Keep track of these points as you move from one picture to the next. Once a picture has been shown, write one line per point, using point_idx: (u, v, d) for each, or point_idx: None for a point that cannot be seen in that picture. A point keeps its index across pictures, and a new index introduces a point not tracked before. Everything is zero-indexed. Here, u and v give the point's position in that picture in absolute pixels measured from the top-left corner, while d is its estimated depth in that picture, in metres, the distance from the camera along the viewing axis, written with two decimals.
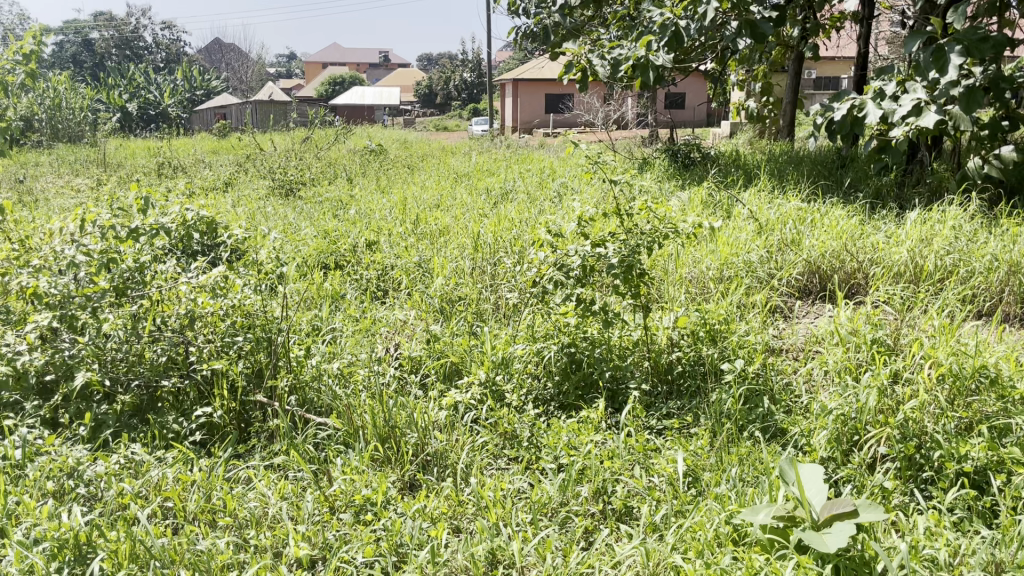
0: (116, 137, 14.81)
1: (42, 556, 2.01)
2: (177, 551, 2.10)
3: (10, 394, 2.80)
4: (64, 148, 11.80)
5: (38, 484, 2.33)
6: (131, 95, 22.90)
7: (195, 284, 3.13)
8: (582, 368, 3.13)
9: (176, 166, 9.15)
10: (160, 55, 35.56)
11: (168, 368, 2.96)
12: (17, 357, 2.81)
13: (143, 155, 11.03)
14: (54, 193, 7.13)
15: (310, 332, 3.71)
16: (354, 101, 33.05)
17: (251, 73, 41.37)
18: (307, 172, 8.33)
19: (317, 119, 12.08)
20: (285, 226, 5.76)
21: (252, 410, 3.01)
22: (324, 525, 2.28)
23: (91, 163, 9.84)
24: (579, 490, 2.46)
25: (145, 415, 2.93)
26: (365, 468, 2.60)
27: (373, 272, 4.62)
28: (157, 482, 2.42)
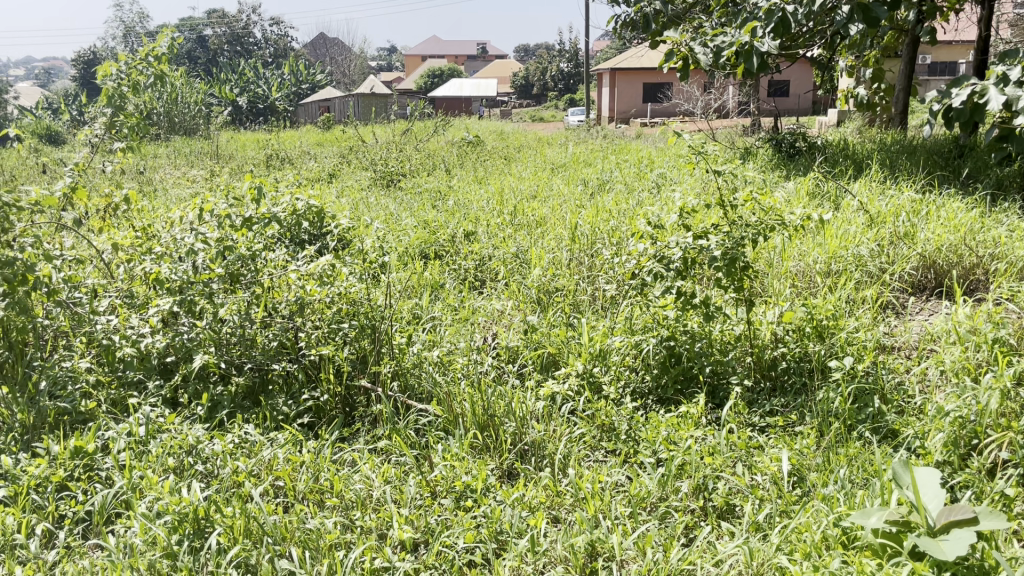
0: (228, 129, 15.47)
1: (164, 528, 2.13)
2: (288, 528, 2.18)
3: (135, 373, 2.96)
4: (180, 142, 12.40)
5: (160, 460, 2.46)
6: (241, 88, 23.87)
7: (304, 272, 3.24)
8: (681, 362, 3.09)
9: (282, 158, 9.48)
10: (269, 51, 36.96)
11: (279, 353, 3.10)
12: (141, 339, 2.96)
13: (254, 147, 11.48)
14: (173, 183, 7.52)
15: (411, 321, 3.80)
16: (452, 94, 33.52)
17: (353, 66, 42.41)
18: (407, 164, 8.48)
19: (417, 112, 12.28)
20: (386, 216, 5.90)
21: (357, 395, 3.09)
22: (426, 509, 2.33)
23: (205, 155, 10.30)
24: (679, 485, 2.42)
25: (256, 397, 3.05)
26: (466, 455, 2.64)
27: (471, 263, 4.67)
28: (269, 461, 2.51)
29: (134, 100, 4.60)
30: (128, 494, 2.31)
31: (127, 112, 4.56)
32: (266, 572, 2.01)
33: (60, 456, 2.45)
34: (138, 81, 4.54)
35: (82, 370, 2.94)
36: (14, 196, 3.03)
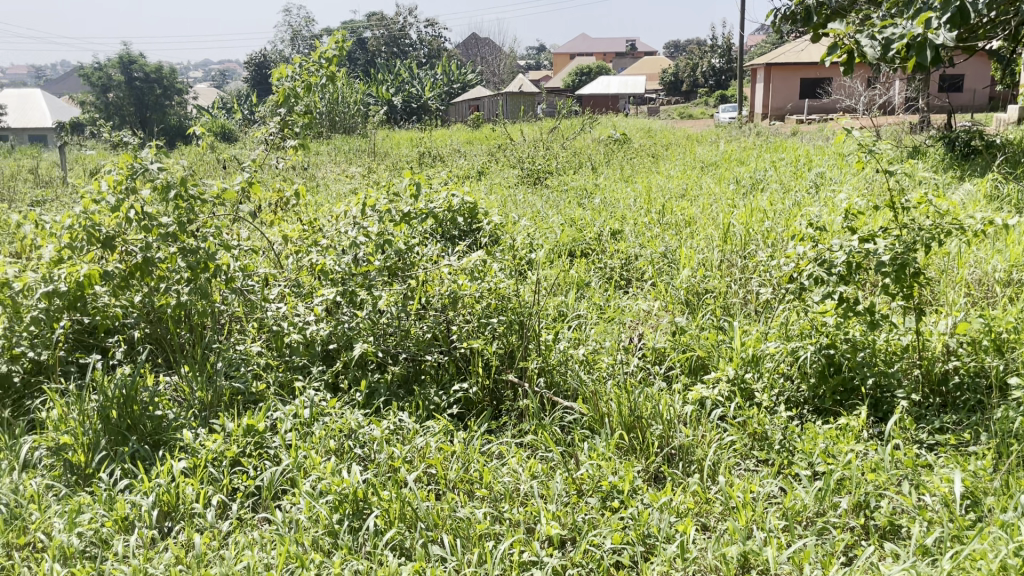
0: (384, 128, 16.11)
1: (326, 507, 2.24)
2: (440, 516, 2.23)
3: (300, 358, 3.13)
4: (340, 139, 13.03)
5: (323, 442, 2.59)
6: (396, 88, 24.78)
7: (456, 267, 3.35)
8: (841, 372, 2.93)
9: (434, 155, 9.77)
10: (423, 52, 38.21)
11: (432, 344, 3.19)
12: (307, 326, 3.15)
13: (407, 145, 11.89)
14: (334, 179, 7.90)
15: (556, 318, 3.82)
16: (600, 92, 33.39)
17: (503, 65, 43.06)
18: (554, 162, 8.53)
19: (565, 110, 12.32)
20: (533, 213, 5.95)
21: (504, 389, 3.13)
22: (573, 507, 2.33)
23: (362, 152, 10.78)
24: (838, 501, 2.31)
25: (410, 386, 3.16)
26: (612, 455, 2.62)
27: (618, 262, 4.64)
28: (422, 449, 2.59)
29: (304, 100, 4.87)
30: (294, 473, 2.45)
31: (299, 112, 4.83)
32: (419, 556, 2.08)
33: (234, 433, 2.63)
34: (310, 82, 4.81)
35: (253, 354, 3.16)
36: (199, 190, 3.30)
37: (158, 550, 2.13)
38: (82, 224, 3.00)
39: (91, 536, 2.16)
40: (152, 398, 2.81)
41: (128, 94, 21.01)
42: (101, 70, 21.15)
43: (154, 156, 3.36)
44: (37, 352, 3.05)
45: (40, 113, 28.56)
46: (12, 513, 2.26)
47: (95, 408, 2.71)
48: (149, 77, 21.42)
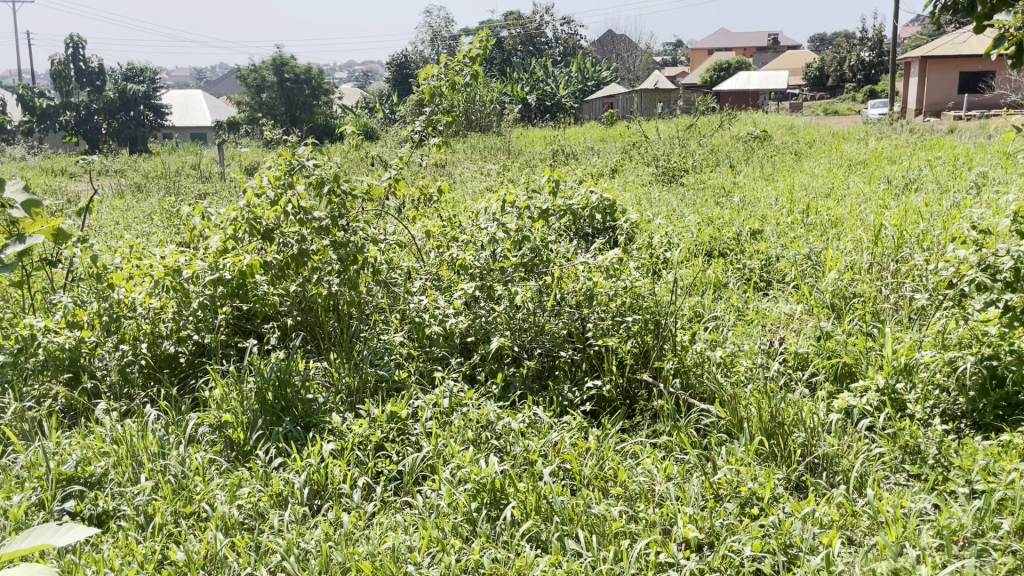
0: (518, 126, 16.27)
1: (465, 495, 2.29)
2: (575, 511, 2.23)
3: (440, 350, 3.23)
4: (477, 138, 13.26)
5: (461, 432, 2.66)
6: (531, 86, 24.91)
7: (592, 264, 3.36)
8: (1005, 385, 2.73)
9: (568, 153, 9.77)
10: (558, 50, 38.31)
11: (567, 341, 3.20)
12: (447, 319, 3.24)
13: (541, 143, 11.96)
14: (470, 176, 8.05)
15: (693, 318, 3.74)
16: (739, 88, 32.42)
17: (638, 62, 42.59)
18: (690, 160, 8.36)
19: (702, 106, 12.06)
20: (669, 212, 5.86)
21: (638, 389, 3.10)
22: (710, 511, 2.29)
23: (498, 149, 10.92)
24: (999, 523, 2.15)
25: (545, 381, 3.18)
26: (752, 461, 2.54)
27: (758, 262, 4.51)
28: (557, 444, 2.61)
29: (448, 99, 4.99)
30: (434, 460, 2.53)
31: (442, 110, 4.95)
32: (555, 549, 2.10)
33: (379, 419, 2.74)
34: (455, 81, 4.94)
35: (396, 343, 3.28)
36: (351, 186, 3.49)
37: (309, 526, 2.25)
38: (245, 216, 3.32)
39: (249, 508, 2.30)
40: (303, 382, 2.97)
41: (279, 94, 22.11)
42: (256, 72, 22.39)
43: (310, 153, 3.57)
44: (201, 335, 3.22)
45: (200, 114, 30.50)
46: (180, 483, 2.43)
47: (253, 389, 2.88)
48: (299, 78, 22.39)
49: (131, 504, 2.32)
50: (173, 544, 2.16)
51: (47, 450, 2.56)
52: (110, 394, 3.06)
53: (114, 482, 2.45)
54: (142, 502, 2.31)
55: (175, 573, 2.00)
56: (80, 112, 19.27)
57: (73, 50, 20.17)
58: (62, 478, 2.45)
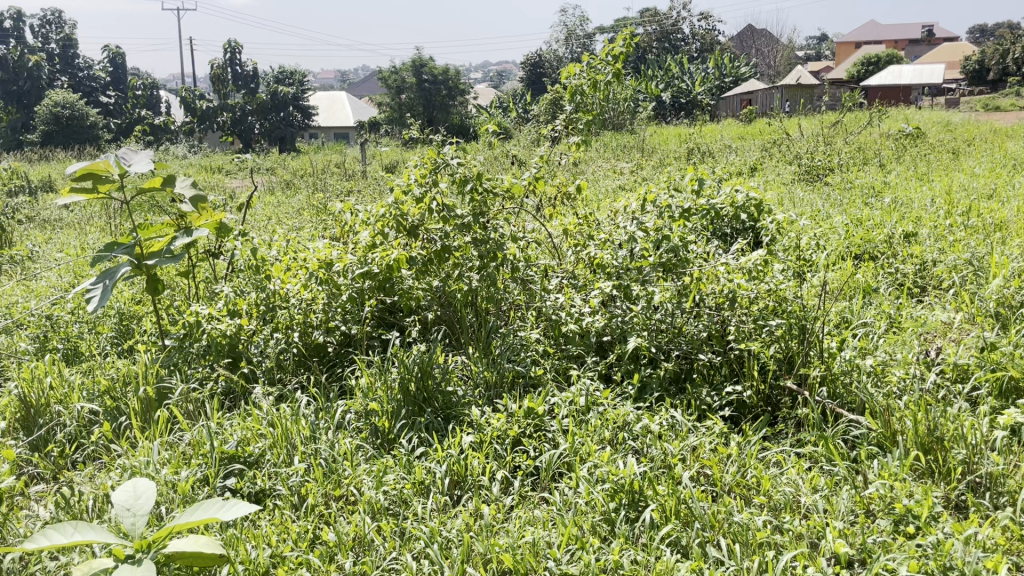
0: (653, 124, 16.07)
1: (602, 494, 2.29)
2: (716, 518, 2.19)
3: (576, 348, 3.24)
4: (611, 135, 13.19)
5: (598, 431, 2.65)
6: (666, 83, 24.50)
7: (734, 266, 3.24)
8: None
9: (705, 151, 9.57)
10: (695, 46, 37.54)
11: (706, 343, 3.10)
12: (583, 318, 3.25)
13: (677, 141, 11.75)
14: (605, 174, 8.02)
15: (840, 324, 3.58)
16: (888, 83, 30.73)
17: (779, 57, 41.13)
18: (835, 158, 8.00)
19: (850, 102, 11.51)
20: (814, 212, 5.63)
21: (781, 396, 2.99)
22: (861, 526, 2.18)
23: (633, 147, 10.83)
24: None
25: (682, 384, 3.11)
26: (907, 477, 2.40)
27: (911, 267, 4.26)
28: (696, 448, 2.57)
29: (589, 97, 4.99)
30: (571, 457, 2.54)
31: (583, 108, 4.94)
32: (696, 556, 2.06)
33: (516, 415, 2.77)
34: (596, 80, 4.92)
35: (533, 340, 3.30)
36: (492, 184, 3.55)
37: (450, 515, 2.31)
38: (392, 213, 3.45)
39: (394, 495, 2.39)
40: (444, 375, 3.04)
41: (418, 94, 22.75)
42: (397, 73, 23.12)
43: (455, 152, 3.65)
44: (348, 326, 3.39)
45: (343, 115, 31.77)
46: (330, 467, 2.56)
47: (397, 380, 2.99)
48: (437, 79, 22.91)
49: (286, 484, 2.46)
50: (324, 525, 2.27)
51: (211, 428, 2.73)
52: (266, 379, 3.23)
53: (271, 463, 2.60)
54: (297, 484, 2.45)
55: (327, 552, 2.12)
56: (235, 113, 20.48)
57: (230, 55, 21.46)
58: (224, 456, 2.61)
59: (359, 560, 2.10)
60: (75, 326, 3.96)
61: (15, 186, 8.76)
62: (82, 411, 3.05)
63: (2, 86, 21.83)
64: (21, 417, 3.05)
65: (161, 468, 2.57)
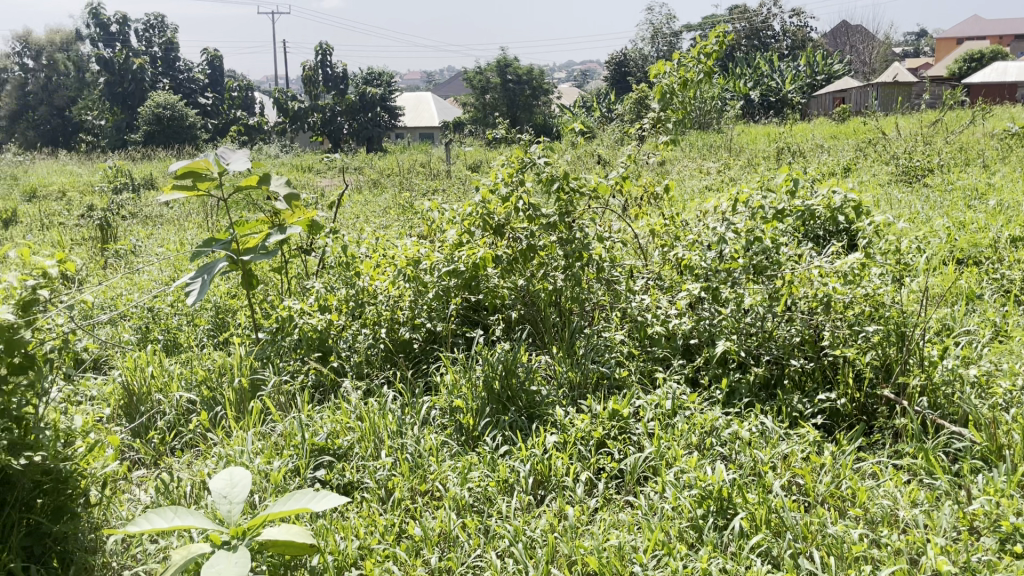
0: (740, 123, 15.75)
1: (690, 500, 2.24)
2: (809, 529, 2.12)
3: (663, 351, 3.18)
4: (697, 135, 12.97)
5: (685, 436, 2.60)
6: (755, 81, 23.93)
7: (829, 269, 3.12)
8: None
9: (795, 151, 9.31)
10: (785, 43, 36.61)
11: (798, 349, 3.01)
12: (670, 319, 3.19)
13: (766, 141, 11.47)
14: (690, 174, 7.90)
15: (941, 332, 3.42)
16: (992, 80, 29.30)
17: (874, 54, 39.70)
18: (936, 158, 7.66)
19: (952, 100, 11.01)
20: (912, 214, 5.41)
21: (877, 405, 2.88)
22: (965, 544, 2.07)
23: (720, 147, 10.62)
24: None
25: (773, 390, 3.03)
26: (1016, 494, 2.27)
27: (1020, 273, 4.04)
28: (788, 456, 2.49)
29: (678, 95, 4.91)
30: (657, 461, 2.50)
31: (672, 107, 4.87)
32: (788, 568, 1.99)
33: (601, 416, 2.74)
34: (686, 78, 4.84)
35: (617, 341, 3.25)
36: (579, 183, 3.52)
37: (534, 515, 2.31)
38: (479, 212, 3.47)
39: (479, 492, 2.40)
40: (528, 374, 3.04)
41: (502, 95, 22.87)
42: (482, 73, 23.29)
43: (542, 151, 3.64)
44: (434, 323, 3.42)
45: (427, 115, 32.17)
46: (416, 462, 2.59)
47: (481, 377, 3.00)
48: (521, 79, 22.97)
49: (373, 477, 2.51)
50: (411, 519, 2.30)
51: (302, 421, 2.80)
52: (354, 373, 3.29)
53: (359, 456, 2.66)
54: (384, 477, 2.49)
55: (414, 546, 2.15)
56: (325, 114, 21.05)
57: (322, 57, 22.03)
58: (315, 448, 2.68)
59: (444, 556, 2.11)
60: (174, 319, 4.12)
61: (121, 183, 9.20)
62: (180, 400, 3.17)
63: (109, 88, 23.00)
64: (124, 404, 3.19)
65: (254, 457, 2.65)
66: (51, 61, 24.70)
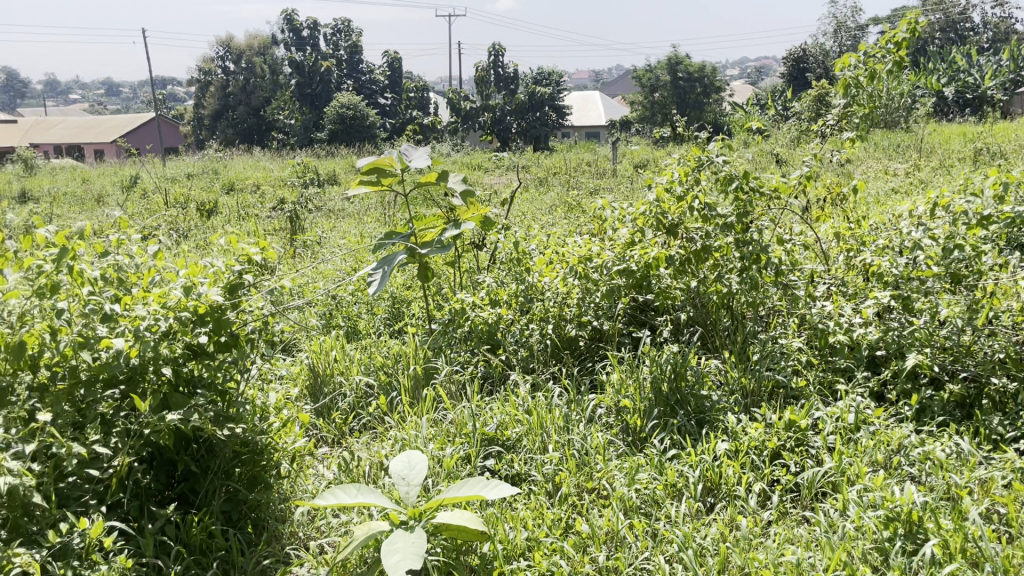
0: (931, 122, 14.67)
1: (875, 521, 2.11)
2: (1011, 562, 1.93)
3: (844, 361, 3.01)
4: (883, 134, 12.21)
5: (869, 453, 2.46)
6: (950, 78, 22.18)
7: None
8: None
9: (997, 152, 8.57)
10: (986, 36, 33.74)
11: (1000, 366, 2.76)
12: (853, 329, 3.03)
13: (962, 141, 10.62)
14: (876, 176, 7.46)
15: None
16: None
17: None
18: None
19: None
20: None
21: None
22: None
23: (910, 147, 9.94)
24: None
25: (970, 410, 2.79)
26: None
27: None
28: (987, 482, 2.30)
29: (867, 89, 4.63)
30: (838, 477, 2.38)
31: (860, 102, 4.60)
32: None
33: (776, 426, 2.64)
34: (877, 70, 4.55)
35: (794, 349, 3.10)
36: (759, 182, 3.39)
37: (704, 522, 2.26)
38: (653, 211, 3.42)
39: (647, 494, 2.38)
40: (698, 378, 2.96)
41: (672, 93, 22.48)
42: (652, 72, 23.02)
43: (720, 148, 3.54)
44: (600, 322, 3.42)
45: (595, 114, 32.21)
46: (583, 459, 2.60)
47: (649, 379, 2.97)
48: (692, 76, 22.49)
49: (541, 471, 2.54)
50: (577, 516, 2.32)
51: (473, 410, 2.88)
52: (521, 367, 3.36)
53: (527, 449, 2.71)
54: (551, 472, 2.52)
55: (581, 543, 2.16)
56: (495, 114, 21.75)
57: (494, 57, 22.56)
58: (485, 438, 2.76)
59: (612, 555, 2.12)
60: (355, 307, 4.36)
61: (308, 178, 9.80)
62: (360, 383, 3.36)
63: (298, 89, 24.65)
64: (310, 385, 3.41)
65: (428, 443, 2.75)
66: (250, 65, 26.68)
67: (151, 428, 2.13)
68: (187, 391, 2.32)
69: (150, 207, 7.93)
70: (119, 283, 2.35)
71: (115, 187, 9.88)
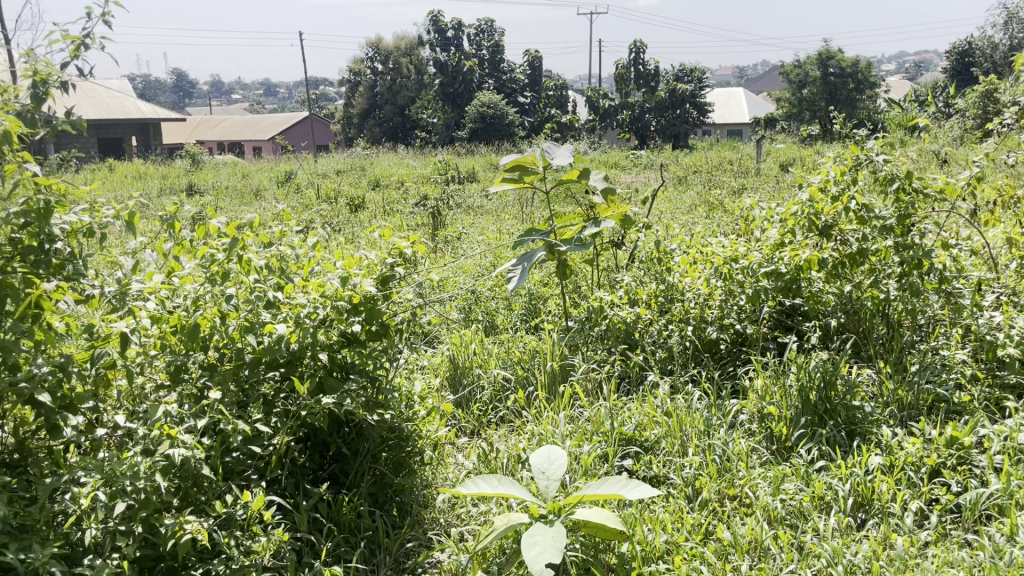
0: None
1: None
2: None
3: (1014, 376, 2.78)
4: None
5: None
6: None
7: None
8: None
9: None
10: None
11: None
12: None
13: None
14: None
15: None
16: None
17: None
18: None
19: None
20: None
21: None
22: None
23: None
24: None
25: None
26: None
27: None
28: None
29: None
30: (1006, 499, 2.21)
31: None
32: None
33: (936, 441, 2.49)
34: None
35: (957, 361, 2.91)
36: (923, 183, 3.19)
37: (854, 538, 2.16)
38: (806, 211, 3.30)
39: (793, 506, 2.30)
40: (850, 388, 2.82)
41: (821, 89, 21.52)
42: (801, 68, 22.14)
43: (880, 147, 3.36)
44: (743, 325, 3.33)
45: (737, 112, 31.32)
46: (725, 465, 2.54)
47: (796, 387, 2.84)
48: (845, 72, 21.46)
49: (680, 475, 2.50)
50: (718, 522, 2.27)
51: (611, 408, 2.87)
52: (658, 368, 3.32)
53: (665, 451, 2.67)
54: (691, 476, 2.48)
55: (721, 549, 2.12)
56: (634, 111, 21.54)
57: (635, 55, 22.32)
58: (623, 438, 2.76)
59: (755, 564, 2.06)
60: (493, 302, 4.43)
61: (449, 175, 10.02)
62: (497, 376, 3.41)
63: (441, 88, 25.29)
64: (450, 375, 3.48)
65: (565, 439, 2.76)
66: (396, 65, 27.59)
67: (307, 410, 2.26)
68: (341, 376, 2.44)
69: (303, 201, 8.35)
70: (282, 273, 2.49)
71: (272, 182, 10.48)
